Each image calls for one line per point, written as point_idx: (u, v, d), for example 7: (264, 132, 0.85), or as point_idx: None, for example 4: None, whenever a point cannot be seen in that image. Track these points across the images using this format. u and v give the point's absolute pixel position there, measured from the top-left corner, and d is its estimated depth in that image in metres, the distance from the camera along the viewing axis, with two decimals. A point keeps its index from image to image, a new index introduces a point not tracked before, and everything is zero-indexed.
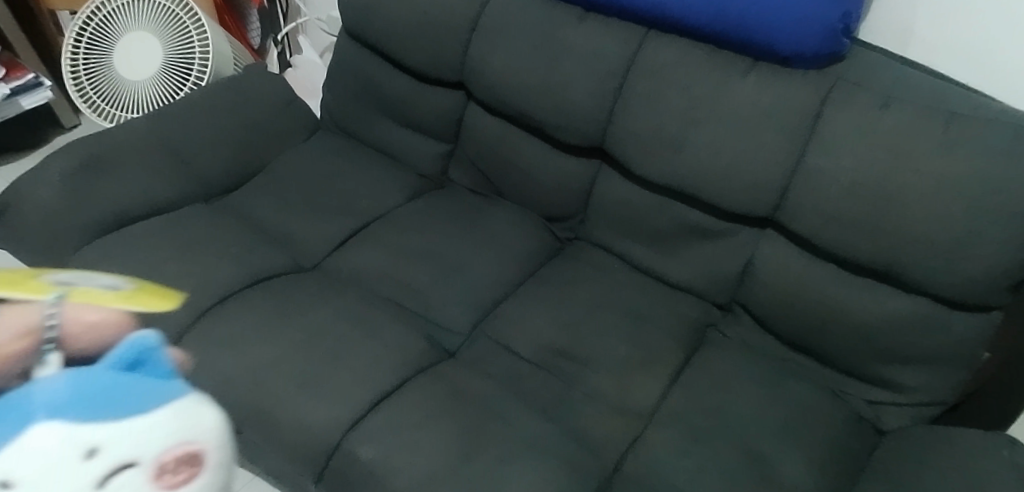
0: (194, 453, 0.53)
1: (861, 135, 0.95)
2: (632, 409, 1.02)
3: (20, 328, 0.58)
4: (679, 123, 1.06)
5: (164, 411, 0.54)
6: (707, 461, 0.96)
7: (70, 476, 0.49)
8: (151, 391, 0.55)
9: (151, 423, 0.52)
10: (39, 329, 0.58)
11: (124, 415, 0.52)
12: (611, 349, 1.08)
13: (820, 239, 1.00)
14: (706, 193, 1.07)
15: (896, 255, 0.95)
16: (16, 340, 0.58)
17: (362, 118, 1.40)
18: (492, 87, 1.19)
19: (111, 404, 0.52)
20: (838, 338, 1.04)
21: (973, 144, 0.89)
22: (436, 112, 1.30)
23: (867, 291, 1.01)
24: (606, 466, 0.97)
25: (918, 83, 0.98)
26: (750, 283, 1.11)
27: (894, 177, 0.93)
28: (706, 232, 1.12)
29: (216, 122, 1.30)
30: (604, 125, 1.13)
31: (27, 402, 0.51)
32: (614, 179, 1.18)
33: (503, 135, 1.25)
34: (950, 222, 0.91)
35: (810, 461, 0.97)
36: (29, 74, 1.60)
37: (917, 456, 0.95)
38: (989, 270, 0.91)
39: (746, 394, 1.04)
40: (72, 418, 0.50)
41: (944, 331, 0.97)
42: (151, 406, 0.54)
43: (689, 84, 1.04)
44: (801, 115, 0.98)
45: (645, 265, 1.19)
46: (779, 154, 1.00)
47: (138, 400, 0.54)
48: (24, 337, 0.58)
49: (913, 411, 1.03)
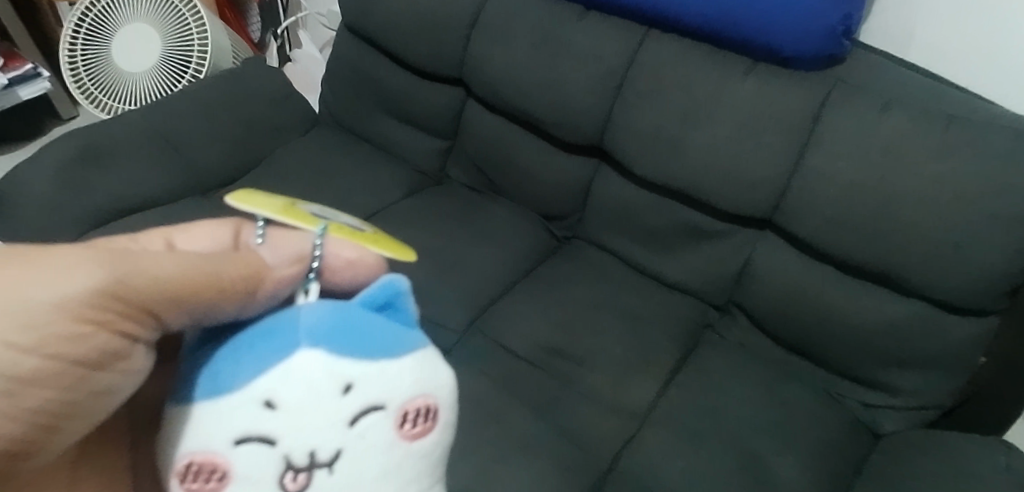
0: (439, 410, 0.48)
1: (860, 137, 0.94)
2: (627, 409, 1.02)
3: (292, 254, 0.51)
4: (678, 123, 1.05)
5: (409, 359, 0.47)
6: (702, 463, 0.96)
7: (325, 408, 0.44)
8: (401, 333, 0.49)
9: (393, 370, 0.46)
10: (311, 255, 0.51)
11: (399, 353, 0.47)
12: (607, 348, 1.07)
13: (817, 241, 1.00)
14: (704, 193, 1.06)
15: (894, 258, 0.95)
16: (286, 266, 0.50)
17: (361, 113, 1.40)
18: (492, 84, 1.19)
19: (385, 339, 0.47)
20: (835, 341, 1.04)
21: (973, 147, 0.89)
22: (435, 108, 1.30)
23: (866, 293, 1.00)
24: (600, 466, 0.96)
25: (919, 85, 0.98)
26: (748, 284, 1.10)
27: (893, 180, 0.92)
28: (704, 232, 1.11)
29: (213, 115, 1.30)
30: (603, 123, 1.12)
31: (300, 320, 0.46)
32: (613, 178, 1.17)
33: (502, 133, 1.25)
34: (949, 226, 0.90)
35: (804, 464, 0.97)
36: (28, 64, 1.60)
37: (912, 460, 0.95)
38: (986, 274, 0.91)
39: (742, 396, 1.03)
40: (356, 345, 0.46)
41: (942, 334, 0.97)
42: (399, 352, 0.47)
43: (689, 83, 1.04)
44: (801, 116, 0.98)
45: (642, 265, 1.19)
46: (778, 154, 0.99)
47: (392, 340, 0.47)
48: (296, 262, 0.51)
49: (908, 415, 1.03)
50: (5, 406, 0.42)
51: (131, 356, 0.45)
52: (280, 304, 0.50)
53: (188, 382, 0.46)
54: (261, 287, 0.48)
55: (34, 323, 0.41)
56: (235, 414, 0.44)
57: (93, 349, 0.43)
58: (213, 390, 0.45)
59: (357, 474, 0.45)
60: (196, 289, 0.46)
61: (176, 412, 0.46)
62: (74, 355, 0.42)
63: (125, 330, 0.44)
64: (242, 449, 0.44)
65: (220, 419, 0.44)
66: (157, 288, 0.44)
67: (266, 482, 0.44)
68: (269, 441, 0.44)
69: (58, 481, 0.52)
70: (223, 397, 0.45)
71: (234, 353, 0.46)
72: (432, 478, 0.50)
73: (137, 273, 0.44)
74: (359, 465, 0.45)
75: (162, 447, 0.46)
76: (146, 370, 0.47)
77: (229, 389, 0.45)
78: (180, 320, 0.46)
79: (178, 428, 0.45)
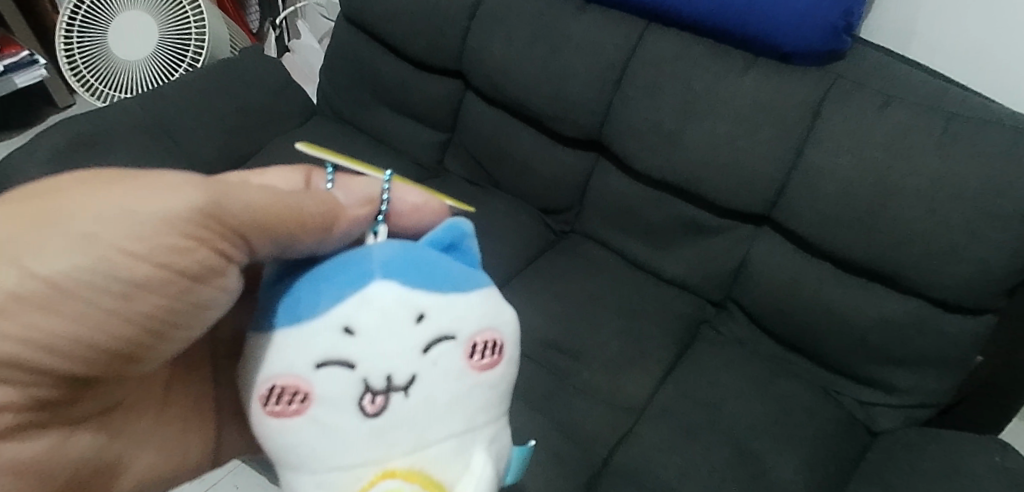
0: (502, 346, 0.52)
1: (860, 133, 0.94)
2: (623, 404, 1.01)
3: (363, 197, 0.60)
4: (678, 117, 1.05)
5: (474, 295, 0.52)
6: (697, 459, 0.96)
7: (400, 334, 0.48)
8: (465, 273, 0.53)
9: (460, 302, 0.50)
10: (380, 200, 0.60)
11: (464, 290, 0.51)
12: (604, 342, 1.07)
13: (816, 237, 1.00)
14: (703, 189, 1.06)
15: (893, 255, 0.94)
16: (358, 206, 0.59)
17: (359, 104, 1.39)
18: (491, 76, 1.18)
19: (450, 276, 0.51)
20: (832, 338, 1.04)
21: (972, 144, 0.89)
22: (434, 100, 1.29)
23: (863, 291, 1.00)
24: (595, 461, 0.96)
25: (919, 82, 0.97)
26: (745, 280, 1.10)
27: (893, 177, 0.92)
28: (702, 228, 1.11)
29: (210, 104, 1.29)
30: (602, 117, 1.12)
31: (371, 258, 0.51)
32: (611, 172, 1.17)
33: (501, 126, 1.24)
34: (948, 224, 0.90)
35: (800, 461, 0.97)
36: (24, 52, 1.58)
37: (907, 458, 0.95)
38: (985, 272, 0.90)
39: (739, 392, 1.03)
40: (424, 280, 0.50)
41: (939, 333, 0.96)
42: (464, 287, 0.52)
43: (689, 77, 1.03)
44: (800, 111, 0.97)
45: (640, 260, 1.18)
46: (778, 150, 0.99)
47: (457, 277, 0.52)
48: (368, 205, 0.59)
49: (904, 413, 1.03)
50: (119, 307, 0.46)
51: (227, 274, 0.50)
52: (350, 243, 0.57)
53: (272, 313, 0.51)
54: (337, 223, 0.55)
55: (148, 234, 0.46)
56: (318, 338, 0.48)
57: (196, 262, 0.48)
58: (295, 318, 0.49)
59: (431, 398, 0.48)
60: (283, 219, 0.52)
61: (263, 337, 0.50)
62: (180, 266, 0.47)
63: (225, 249, 0.49)
64: (324, 369, 0.48)
65: (303, 344, 0.48)
66: (252, 214, 0.50)
67: (346, 401, 0.47)
68: (348, 364, 0.47)
69: (156, 391, 0.65)
70: (305, 322, 0.49)
71: (314, 287, 0.50)
72: (500, 416, 0.53)
73: (236, 201, 0.50)
74: (432, 389, 0.48)
75: (251, 372, 0.51)
76: (239, 291, 0.52)
77: (310, 316, 0.49)
78: (269, 249, 0.52)
79: (266, 352, 0.50)
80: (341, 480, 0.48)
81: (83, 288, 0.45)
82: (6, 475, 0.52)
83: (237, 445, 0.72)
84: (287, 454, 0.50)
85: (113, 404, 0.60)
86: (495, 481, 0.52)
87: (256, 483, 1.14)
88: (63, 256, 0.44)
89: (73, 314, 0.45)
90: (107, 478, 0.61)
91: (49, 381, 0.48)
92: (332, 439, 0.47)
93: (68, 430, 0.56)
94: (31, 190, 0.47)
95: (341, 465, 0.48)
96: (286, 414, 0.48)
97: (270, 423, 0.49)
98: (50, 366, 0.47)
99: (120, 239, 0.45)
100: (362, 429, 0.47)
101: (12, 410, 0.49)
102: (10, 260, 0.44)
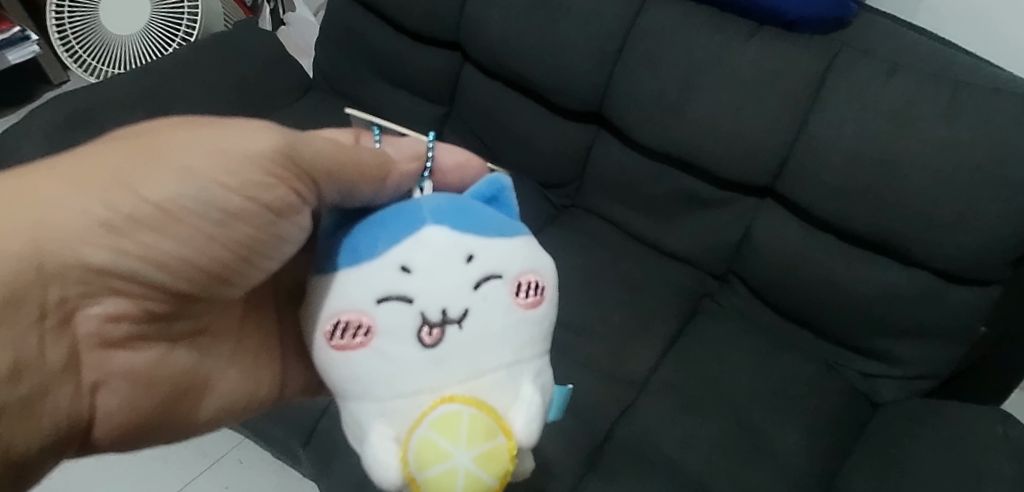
0: (547, 287, 0.54)
1: (865, 103, 0.92)
2: (625, 377, 1.01)
3: (410, 152, 0.62)
4: (680, 88, 1.03)
5: (519, 241, 0.54)
6: (699, 431, 0.96)
7: (453, 274, 0.50)
8: (511, 223, 0.55)
9: (509, 246, 0.53)
10: (425, 155, 0.62)
11: (508, 233, 0.54)
12: (606, 316, 1.06)
13: (819, 209, 0.99)
14: (706, 160, 1.05)
15: (897, 227, 0.93)
16: (407, 161, 0.61)
17: (355, 78, 1.37)
18: (489, 47, 1.16)
19: (496, 223, 0.54)
20: (835, 310, 1.03)
21: (979, 112, 0.87)
22: (432, 73, 1.27)
23: (867, 262, 0.99)
24: (597, 434, 0.96)
25: (927, 49, 0.95)
26: (747, 253, 1.09)
27: (898, 148, 0.91)
28: (705, 200, 1.10)
29: (205, 80, 1.27)
30: (602, 88, 1.10)
31: (421, 206, 0.54)
32: (613, 145, 1.15)
33: (500, 98, 1.22)
34: (954, 194, 0.89)
35: (802, 433, 0.97)
36: (16, 27, 1.56)
37: (910, 429, 0.95)
38: (989, 243, 0.89)
39: (741, 365, 1.03)
40: (470, 224, 0.52)
41: (943, 304, 0.96)
42: (511, 234, 0.54)
43: (690, 46, 1.01)
44: (805, 81, 0.96)
45: (641, 233, 1.18)
46: (782, 121, 0.97)
47: (503, 225, 0.54)
48: (415, 160, 0.62)
49: (907, 384, 1.03)
50: (219, 234, 0.54)
51: (301, 212, 0.57)
52: (401, 196, 0.60)
53: (332, 258, 0.53)
54: (390, 175, 0.59)
55: (237, 170, 0.53)
56: (376, 275, 0.51)
57: (278, 198, 0.55)
58: (354, 260, 0.52)
59: (484, 330, 0.50)
60: (344, 168, 0.57)
61: (324, 277, 0.53)
62: (265, 200, 0.54)
63: (299, 188, 0.56)
64: (383, 305, 0.50)
65: (361, 282, 0.51)
66: (322, 160, 0.56)
67: (404, 332, 0.49)
68: (406, 298, 0.50)
69: (233, 319, 0.69)
70: (364, 263, 0.51)
71: (370, 231, 0.53)
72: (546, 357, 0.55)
73: (307, 146, 0.56)
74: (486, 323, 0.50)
75: (312, 311, 0.53)
76: (309, 230, 0.59)
77: (368, 256, 0.51)
78: (332, 193, 0.57)
79: (326, 292, 0.52)
80: (402, 408, 0.49)
81: (187, 212, 0.52)
82: (120, 381, 0.59)
83: (303, 377, 0.72)
84: (347, 388, 0.52)
85: (201, 329, 0.65)
86: (545, 416, 0.53)
87: (261, 457, 1.14)
88: (170, 184, 0.51)
89: (178, 236, 0.53)
90: (197, 397, 0.66)
91: (158, 295, 0.56)
92: (392, 370, 0.49)
93: (168, 347, 0.62)
94: (143, 132, 0.55)
95: (401, 393, 0.49)
96: (349, 347, 0.51)
97: (332, 357, 0.51)
98: (157, 280, 0.54)
99: (216, 170, 0.52)
100: (419, 361, 0.49)
101: (126, 320, 0.57)
102: (128, 186, 0.51)
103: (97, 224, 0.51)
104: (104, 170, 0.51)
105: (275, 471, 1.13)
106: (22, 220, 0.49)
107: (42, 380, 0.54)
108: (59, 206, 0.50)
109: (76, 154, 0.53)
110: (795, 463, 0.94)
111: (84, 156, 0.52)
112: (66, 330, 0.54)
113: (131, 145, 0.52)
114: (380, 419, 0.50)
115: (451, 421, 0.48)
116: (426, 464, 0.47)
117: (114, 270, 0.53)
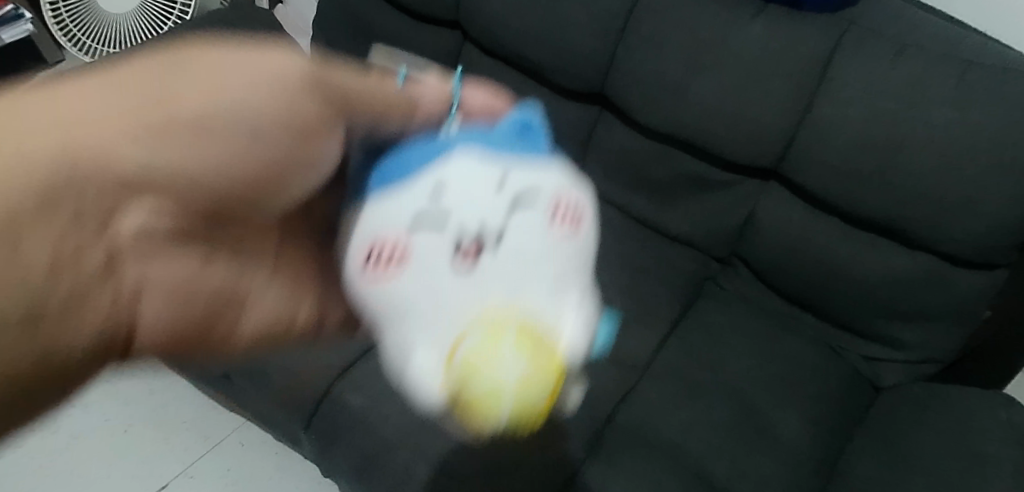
0: (580, 208, 0.56)
1: (872, 84, 0.91)
2: (627, 361, 1.01)
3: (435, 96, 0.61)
4: (683, 68, 1.01)
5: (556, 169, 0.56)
6: (701, 416, 0.95)
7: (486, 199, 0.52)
8: (534, 150, 0.57)
9: (545, 173, 0.55)
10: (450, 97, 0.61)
11: (533, 159, 0.55)
12: (607, 300, 1.06)
13: (824, 192, 0.97)
14: (709, 143, 1.03)
15: (902, 210, 0.92)
16: (433, 104, 0.60)
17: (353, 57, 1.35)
18: (490, 26, 1.14)
19: (525, 153, 0.56)
20: (838, 294, 1.02)
21: (989, 93, 0.86)
22: (431, 52, 1.25)
23: (871, 246, 0.98)
24: (599, 419, 0.96)
25: (936, 28, 0.93)
26: (750, 236, 1.08)
27: (905, 130, 0.89)
28: (708, 182, 1.08)
29: None
30: (604, 69, 1.09)
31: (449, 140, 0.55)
32: (615, 126, 1.14)
33: (501, 78, 1.20)
34: (961, 177, 0.88)
35: (804, 418, 0.96)
36: (8, 5, 1.53)
37: (913, 414, 0.94)
38: (997, 227, 0.88)
39: (743, 349, 1.02)
40: (496, 148, 0.55)
41: (948, 288, 0.95)
42: (545, 162, 0.56)
43: (695, 25, 0.99)
44: (810, 61, 0.94)
45: (643, 216, 1.16)
46: (786, 102, 0.96)
47: (528, 152, 0.56)
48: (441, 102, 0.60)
49: (910, 368, 1.02)
50: (270, 146, 0.47)
51: (337, 133, 0.52)
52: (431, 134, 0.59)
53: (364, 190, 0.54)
54: (416, 113, 0.59)
55: (267, 82, 0.47)
56: (406, 203, 0.52)
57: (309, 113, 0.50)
58: (385, 190, 0.53)
59: (518, 251, 0.52)
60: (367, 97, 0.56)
61: (354, 211, 0.53)
62: (302, 114, 0.49)
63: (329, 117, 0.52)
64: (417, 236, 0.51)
65: (395, 207, 0.52)
66: (347, 90, 0.54)
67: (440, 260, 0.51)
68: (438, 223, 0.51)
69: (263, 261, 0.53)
70: (396, 193, 0.52)
71: (399, 162, 0.54)
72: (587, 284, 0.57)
73: (331, 75, 0.53)
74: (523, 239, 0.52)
75: (346, 239, 0.53)
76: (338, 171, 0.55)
77: (401, 184, 0.53)
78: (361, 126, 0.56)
79: (357, 223, 0.52)
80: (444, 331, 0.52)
81: (233, 117, 0.45)
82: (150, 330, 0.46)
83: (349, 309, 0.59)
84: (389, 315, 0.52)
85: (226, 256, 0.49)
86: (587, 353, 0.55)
87: (261, 441, 1.14)
88: (204, 85, 0.44)
89: (218, 147, 0.44)
90: (231, 314, 0.51)
91: (197, 218, 0.44)
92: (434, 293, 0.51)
93: (202, 260, 0.47)
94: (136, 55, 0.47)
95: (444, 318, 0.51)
96: (383, 277, 0.51)
97: (366, 289, 0.52)
98: (210, 194, 0.44)
99: (263, 81, 0.47)
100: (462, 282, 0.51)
101: (190, 233, 0.45)
102: (159, 86, 0.43)
103: (139, 126, 0.41)
104: (133, 79, 0.43)
105: (277, 454, 1.13)
106: (33, 110, 0.39)
107: (72, 288, 0.40)
108: (69, 106, 0.40)
109: (80, 71, 0.44)
110: (797, 447, 0.94)
111: (100, 67, 0.45)
112: (111, 271, 0.42)
113: (166, 57, 0.46)
114: (423, 341, 0.52)
115: (498, 329, 0.51)
116: (470, 377, 0.52)
117: (151, 178, 0.41)
